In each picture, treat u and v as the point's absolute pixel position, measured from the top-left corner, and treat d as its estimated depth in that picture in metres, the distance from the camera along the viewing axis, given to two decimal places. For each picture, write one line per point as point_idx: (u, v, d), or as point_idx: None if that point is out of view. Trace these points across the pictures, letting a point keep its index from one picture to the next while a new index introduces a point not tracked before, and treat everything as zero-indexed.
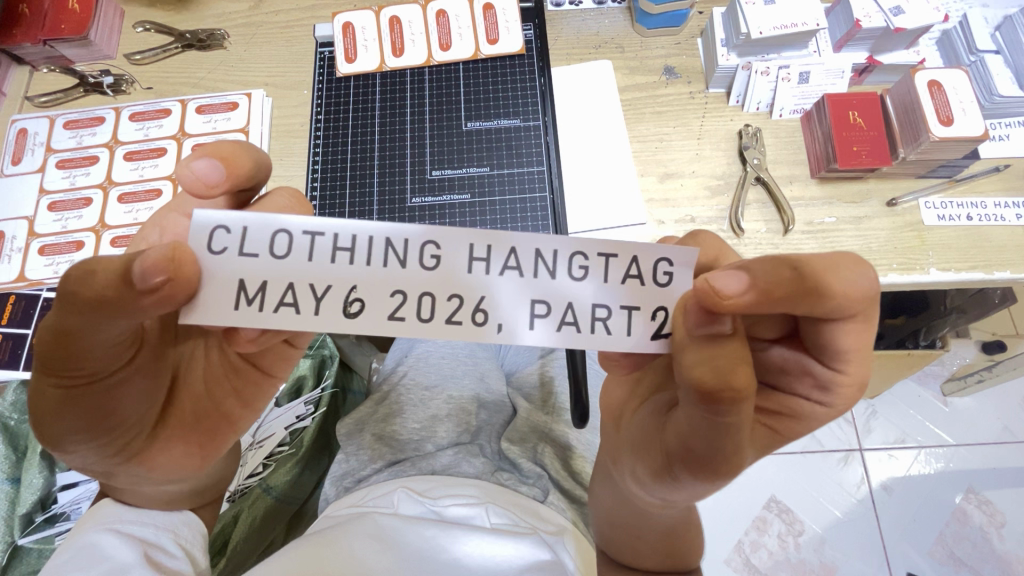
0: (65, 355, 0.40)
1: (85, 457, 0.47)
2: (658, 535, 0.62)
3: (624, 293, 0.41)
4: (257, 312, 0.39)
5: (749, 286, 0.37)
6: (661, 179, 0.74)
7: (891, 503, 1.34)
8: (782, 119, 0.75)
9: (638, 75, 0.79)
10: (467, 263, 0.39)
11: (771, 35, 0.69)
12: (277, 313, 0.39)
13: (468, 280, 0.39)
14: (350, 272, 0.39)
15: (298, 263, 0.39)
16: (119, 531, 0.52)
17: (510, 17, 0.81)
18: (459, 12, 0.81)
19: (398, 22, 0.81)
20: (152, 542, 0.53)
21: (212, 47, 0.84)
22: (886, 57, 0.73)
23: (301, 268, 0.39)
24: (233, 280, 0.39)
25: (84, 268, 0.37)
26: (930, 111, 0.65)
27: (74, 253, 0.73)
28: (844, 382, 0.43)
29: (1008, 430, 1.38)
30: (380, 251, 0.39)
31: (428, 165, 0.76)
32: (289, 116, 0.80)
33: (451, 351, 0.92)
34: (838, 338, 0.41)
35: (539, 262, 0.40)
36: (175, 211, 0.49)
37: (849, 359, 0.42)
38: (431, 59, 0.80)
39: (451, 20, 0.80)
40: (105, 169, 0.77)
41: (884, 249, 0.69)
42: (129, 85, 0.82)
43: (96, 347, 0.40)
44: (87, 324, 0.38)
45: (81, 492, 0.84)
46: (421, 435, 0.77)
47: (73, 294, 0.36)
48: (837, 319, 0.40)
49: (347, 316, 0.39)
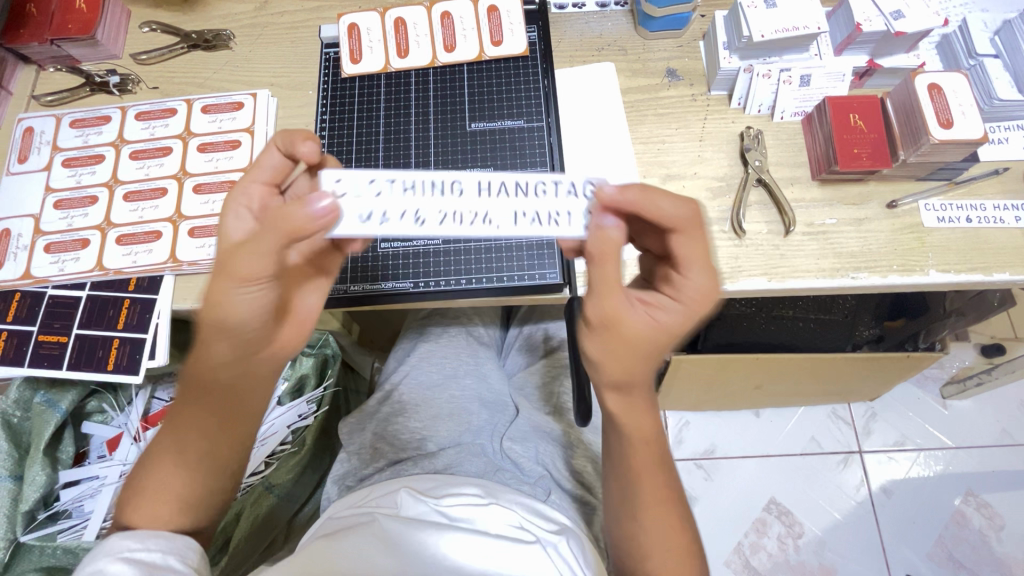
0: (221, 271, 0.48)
1: (216, 355, 0.54)
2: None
3: (559, 203, 0.46)
4: (373, 225, 0.44)
5: (615, 202, 0.44)
6: (663, 180, 0.74)
7: (891, 505, 1.34)
8: (784, 121, 0.76)
9: (640, 77, 0.79)
10: (483, 194, 0.45)
11: (773, 37, 0.69)
12: (380, 225, 0.44)
13: (398, 188, 0.45)
14: (416, 200, 0.45)
15: (377, 198, 0.45)
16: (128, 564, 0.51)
17: (514, 18, 0.81)
18: (464, 13, 0.81)
19: (403, 23, 0.82)
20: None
21: (218, 48, 0.85)
22: (887, 60, 0.73)
23: (381, 200, 0.45)
24: (347, 212, 0.44)
25: (298, 204, 0.43)
26: (930, 114, 0.65)
27: (80, 251, 0.73)
28: (689, 287, 0.46)
29: (1008, 433, 1.39)
30: (433, 188, 0.45)
31: (433, 165, 0.76)
32: (293, 117, 0.80)
33: (454, 349, 0.90)
34: (681, 249, 0.46)
35: (518, 189, 0.45)
36: (252, 181, 0.54)
37: (692, 266, 0.46)
38: (435, 60, 0.80)
39: (455, 21, 0.81)
40: (110, 168, 0.77)
41: (884, 251, 0.69)
42: (135, 84, 0.83)
43: (273, 265, 0.47)
44: (277, 248, 0.45)
45: (85, 490, 0.86)
46: (422, 436, 0.78)
47: (286, 221, 0.43)
48: (677, 233, 0.45)
49: (419, 226, 0.44)
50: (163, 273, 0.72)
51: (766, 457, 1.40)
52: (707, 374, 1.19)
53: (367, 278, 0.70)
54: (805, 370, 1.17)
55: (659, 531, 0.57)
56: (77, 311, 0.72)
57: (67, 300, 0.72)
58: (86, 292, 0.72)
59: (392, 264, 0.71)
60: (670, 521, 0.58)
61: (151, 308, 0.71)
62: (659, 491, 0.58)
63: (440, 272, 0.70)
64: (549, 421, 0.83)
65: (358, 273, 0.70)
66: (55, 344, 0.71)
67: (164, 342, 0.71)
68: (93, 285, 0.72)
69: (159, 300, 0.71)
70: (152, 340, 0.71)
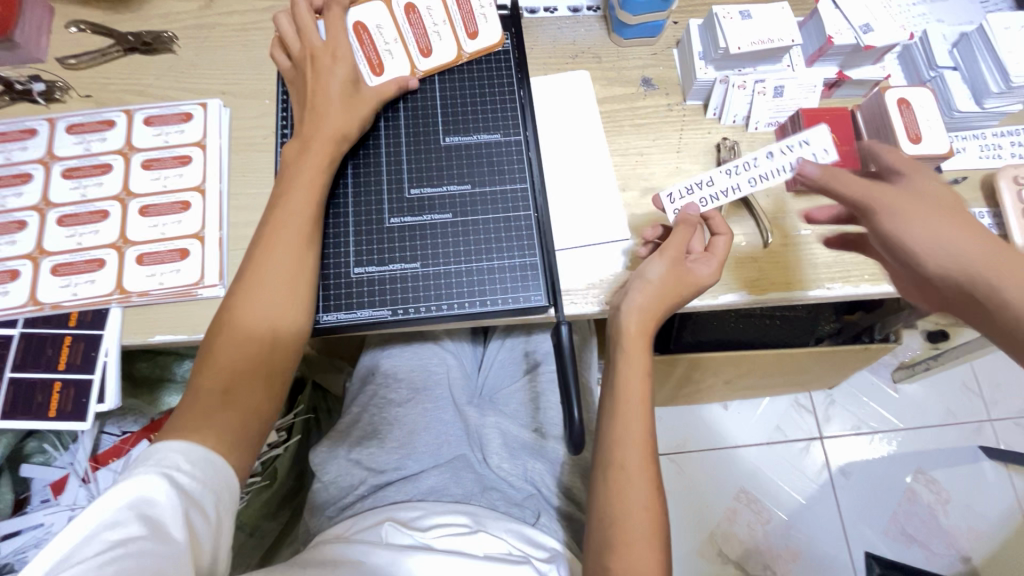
0: (311, 111, 0.67)
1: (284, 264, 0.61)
2: (624, 536, 0.59)
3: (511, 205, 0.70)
4: (391, 203, 0.69)
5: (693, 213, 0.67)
6: (642, 194, 0.73)
7: (850, 486, 1.42)
8: (759, 131, 0.76)
9: (616, 86, 0.78)
10: (458, 193, 0.70)
11: (749, 50, 0.69)
12: (392, 205, 0.69)
13: (412, 187, 0.70)
14: (416, 194, 0.70)
15: (392, 190, 0.70)
16: (159, 487, 0.48)
17: (484, 3, 0.77)
18: (430, 4, 0.76)
19: (364, 29, 0.74)
20: (207, 512, 0.50)
21: (160, 52, 0.78)
22: (855, 72, 0.75)
23: (395, 193, 0.70)
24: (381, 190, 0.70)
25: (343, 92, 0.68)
26: (900, 128, 0.66)
27: (8, 284, 0.65)
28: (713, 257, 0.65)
29: (951, 413, 1.49)
30: (428, 185, 0.70)
31: (406, 184, 0.70)
32: (250, 127, 0.74)
33: (418, 359, 0.84)
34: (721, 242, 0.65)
35: (484, 194, 0.70)
36: (323, 97, 0.67)
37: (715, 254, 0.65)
38: (414, 69, 0.75)
39: (423, 16, 0.76)
40: (40, 189, 0.69)
41: (856, 260, 0.71)
42: (64, 92, 0.75)
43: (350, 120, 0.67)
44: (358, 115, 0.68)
45: (27, 541, 0.79)
46: (401, 454, 0.76)
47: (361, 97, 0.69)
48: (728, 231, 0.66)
49: (416, 208, 0.69)
50: (110, 306, 0.65)
51: (735, 448, 1.45)
52: (679, 373, 1.21)
53: (341, 305, 0.65)
54: (771, 364, 1.21)
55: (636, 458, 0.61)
56: (9, 352, 0.64)
57: None
58: (18, 330, 0.65)
59: (367, 290, 0.66)
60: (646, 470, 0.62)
61: (97, 345, 0.64)
62: (643, 454, 0.62)
63: (420, 299, 0.66)
64: (534, 438, 0.81)
65: (331, 301, 0.65)
66: None
67: (114, 381, 0.65)
68: (27, 321, 0.65)
69: (106, 336, 0.65)
70: (100, 380, 0.64)
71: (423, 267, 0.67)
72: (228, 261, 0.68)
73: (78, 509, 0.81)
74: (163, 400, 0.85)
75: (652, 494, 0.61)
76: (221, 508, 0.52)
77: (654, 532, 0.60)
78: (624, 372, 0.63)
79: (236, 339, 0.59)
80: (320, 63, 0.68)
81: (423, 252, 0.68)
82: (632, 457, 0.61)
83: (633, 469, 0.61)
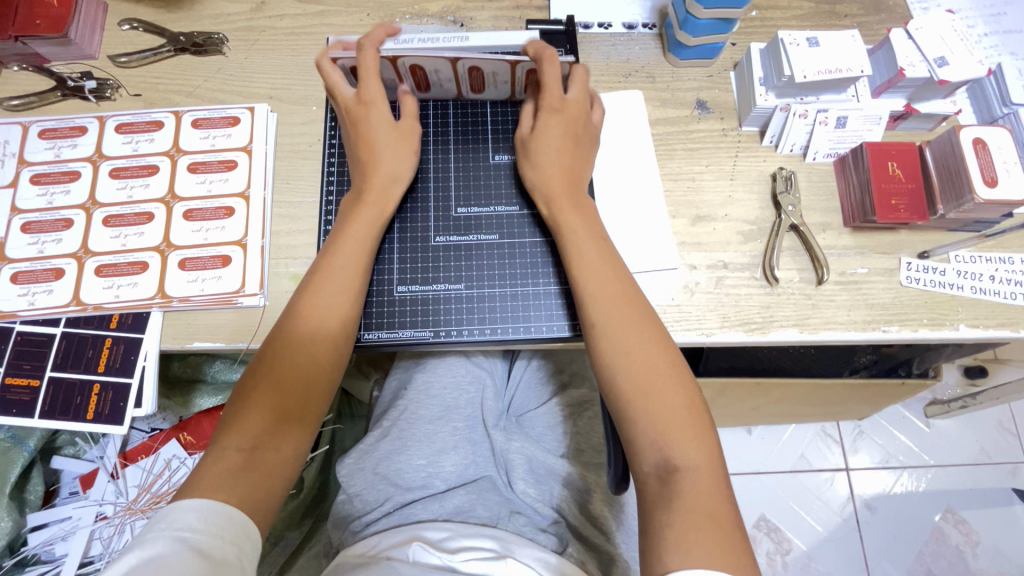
0: (365, 145, 0.65)
1: (337, 298, 0.60)
2: (678, 521, 0.49)
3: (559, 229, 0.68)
4: (436, 222, 0.68)
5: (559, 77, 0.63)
6: (693, 222, 0.71)
7: (874, 521, 1.37)
8: (815, 162, 0.73)
9: (670, 108, 0.76)
10: (505, 214, 0.68)
11: (816, 79, 0.66)
12: (439, 224, 0.68)
13: (458, 205, 0.69)
14: (462, 215, 0.68)
15: (439, 210, 0.69)
16: (174, 552, 0.45)
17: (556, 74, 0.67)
18: (497, 69, 0.66)
19: (421, 70, 0.66)
20: (230, 565, 0.47)
21: (209, 53, 0.77)
22: (923, 105, 0.71)
23: (442, 213, 0.68)
24: (427, 209, 0.69)
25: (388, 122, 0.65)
26: (974, 170, 0.63)
27: (52, 283, 0.65)
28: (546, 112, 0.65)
29: (985, 452, 1.43)
30: (475, 205, 0.69)
31: (453, 202, 0.69)
32: (296, 134, 0.74)
33: (454, 379, 0.83)
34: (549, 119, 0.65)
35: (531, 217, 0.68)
36: (367, 123, 0.65)
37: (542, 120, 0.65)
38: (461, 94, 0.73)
39: (486, 77, 0.67)
40: (87, 187, 0.69)
41: (914, 303, 0.68)
42: (114, 90, 0.75)
43: (396, 150, 0.65)
44: (408, 145, 0.66)
45: (55, 534, 0.80)
46: (429, 473, 0.74)
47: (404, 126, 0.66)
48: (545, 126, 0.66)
49: (461, 229, 0.68)
50: (151, 309, 0.65)
51: (756, 475, 1.41)
52: (706, 397, 1.18)
53: (382, 325, 0.64)
54: (804, 393, 1.17)
55: (670, 413, 0.54)
56: (50, 351, 0.64)
57: (38, 337, 0.64)
58: (60, 329, 0.65)
59: (409, 311, 0.65)
60: (692, 438, 0.53)
61: (136, 349, 0.64)
62: (625, 307, 0.59)
63: (462, 321, 0.64)
64: (564, 464, 0.80)
65: (372, 320, 0.65)
66: (26, 389, 0.63)
67: (152, 387, 0.64)
68: (68, 320, 0.65)
69: (145, 340, 0.64)
70: (138, 384, 0.64)
71: (466, 289, 0.66)
72: (269, 270, 0.67)
73: (106, 505, 0.82)
74: (194, 402, 0.84)
75: (705, 452, 0.53)
76: (243, 559, 0.48)
77: (711, 458, 0.53)
78: (575, 235, 0.62)
79: (283, 370, 0.57)
80: (363, 99, 0.64)
81: (467, 273, 0.66)
82: (609, 311, 0.59)
83: (671, 426, 0.54)
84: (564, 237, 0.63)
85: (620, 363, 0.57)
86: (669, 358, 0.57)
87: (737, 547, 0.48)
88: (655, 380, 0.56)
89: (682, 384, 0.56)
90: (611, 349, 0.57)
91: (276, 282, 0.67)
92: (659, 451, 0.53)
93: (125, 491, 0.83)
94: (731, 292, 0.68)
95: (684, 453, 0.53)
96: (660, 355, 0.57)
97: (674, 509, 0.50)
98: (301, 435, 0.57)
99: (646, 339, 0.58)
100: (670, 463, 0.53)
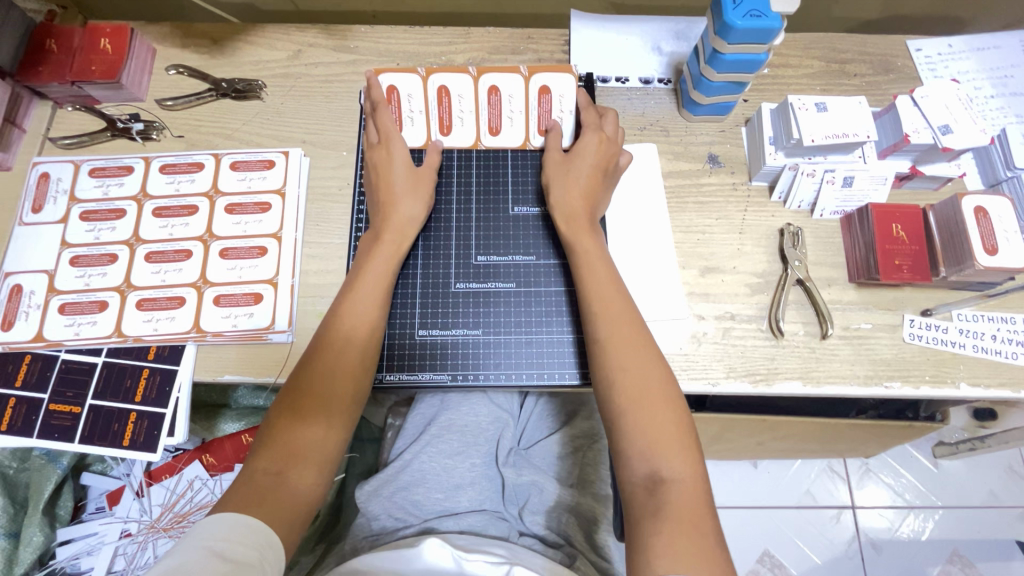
0: (385, 190, 0.70)
1: (357, 338, 0.63)
2: (662, 530, 0.51)
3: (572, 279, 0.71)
4: (456, 268, 0.72)
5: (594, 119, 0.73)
6: (702, 273, 0.74)
7: (879, 561, 1.37)
8: (823, 219, 0.76)
9: (682, 161, 0.79)
10: (521, 262, 0.72)
11: (823, 143, 0.69)
12: (459, 270, 0.72)
13: (477, 252, 0.73)
14: (481, 262, 0.72)
15: (459, 257, 0.72)
16: (202, 560, 0.46)
17: (567, 104, 0.75)
18: (514, 92, 0.75)
19: (446, 93, 0.74)
20: (252, 569, 0.48)
21: (249, 98, 0.82)
22: (928, 167, 0.74)
23: (462, 261, 0.72)
24: (447, 258, 0.72)
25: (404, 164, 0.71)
26: (974, 238, 0.65)
27: (97, 314, 0.70)
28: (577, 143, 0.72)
29: (994, 495, 1.43)
30: (493, 254, 0.73)
31: (472, 250, 0.73)
32: (326, 178, 0.78)
33: (474, 417, 0.85)
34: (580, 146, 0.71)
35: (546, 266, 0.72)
36: (387, 166, 0.71)
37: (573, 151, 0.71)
38: (478, 142, 0.77)
39: (503, 99, 0.75)
40: (131, 225, 0.74)
41: (916, 360, 0.70)
42: (159, 132, 0.80)
43: (411, 195, 0.70)
44: (422, 189, 0.71)
45: (81, 548, 0.84)
46: (445, 505, 0.77)
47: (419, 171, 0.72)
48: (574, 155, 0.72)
49: (480, 276, 0.72)
50: (186, 343, 0.69)
51: (762, 509, 1.42)
52: (713, 432, 1.20)
53: (403, 367, 0.68)
54: (810, 431, 1.18)
55: (661, 428, 0.56)
56: (91, 380, 0.68)
57: (81, 365, 0.69)
58: (102, 358, 0.69)
59: (429, 354, 0.68)
60: (679, 454, 0.55)
61: (171, 380, 0.68)
62: (626, 326, 0.62)
63: (478, 365, 0.68)
64: (573, 496, 0.82)
65: (393, 361, 0.68)
66: (67, 415, 0.67)
67: (183, 417, 0.68)
68: (110, 351, 0.69)
69: (180, 372, 0.69)
70: (172, 414, 0.68)
71: (483, 334, 0.69)
72: (298, 308, 0.71)
73: (131, 522, 0.86)
74: (219, 426, 0.88)
75: (692, 469, 0.55)
76: (266, 565, 0.49)
77: (695, 477, 0.54)
78: (588, 257, 0.66)
79: (304, 403, 0.60)
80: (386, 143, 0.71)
81: (485, 319, 0.70)
82: (613, 329, 0.61)
83: (661, 439, 0.56)
84: (578, 257, 0.67)
85: (614, 378, 0.59)
86: (664, 376, 0.60)
87: (718, 555, 0.50)
88: (649, 397, 0.58)
89: (671, 402, 0.58)
90: (612, 362, 0.60)
91: (304, 320, 0.71)
92: (647, 462, 0.55)
93: (149, 509, 0.87)
94: (737, 343, 0.71)
95: (671, 466, 0.55)
96: (655, 372, 0.59)
97: (661, 518, 0.52)
98: (322, 466, 0.58)
99: (645, 356, 0.60)
100: (658, 475, 0.54)
